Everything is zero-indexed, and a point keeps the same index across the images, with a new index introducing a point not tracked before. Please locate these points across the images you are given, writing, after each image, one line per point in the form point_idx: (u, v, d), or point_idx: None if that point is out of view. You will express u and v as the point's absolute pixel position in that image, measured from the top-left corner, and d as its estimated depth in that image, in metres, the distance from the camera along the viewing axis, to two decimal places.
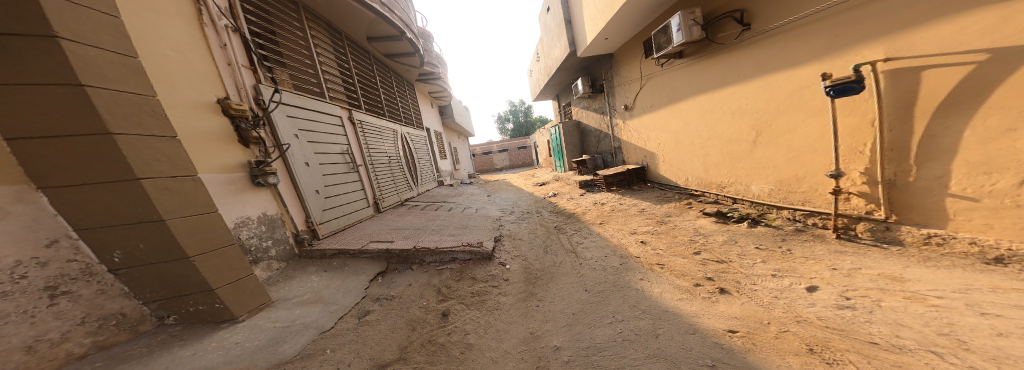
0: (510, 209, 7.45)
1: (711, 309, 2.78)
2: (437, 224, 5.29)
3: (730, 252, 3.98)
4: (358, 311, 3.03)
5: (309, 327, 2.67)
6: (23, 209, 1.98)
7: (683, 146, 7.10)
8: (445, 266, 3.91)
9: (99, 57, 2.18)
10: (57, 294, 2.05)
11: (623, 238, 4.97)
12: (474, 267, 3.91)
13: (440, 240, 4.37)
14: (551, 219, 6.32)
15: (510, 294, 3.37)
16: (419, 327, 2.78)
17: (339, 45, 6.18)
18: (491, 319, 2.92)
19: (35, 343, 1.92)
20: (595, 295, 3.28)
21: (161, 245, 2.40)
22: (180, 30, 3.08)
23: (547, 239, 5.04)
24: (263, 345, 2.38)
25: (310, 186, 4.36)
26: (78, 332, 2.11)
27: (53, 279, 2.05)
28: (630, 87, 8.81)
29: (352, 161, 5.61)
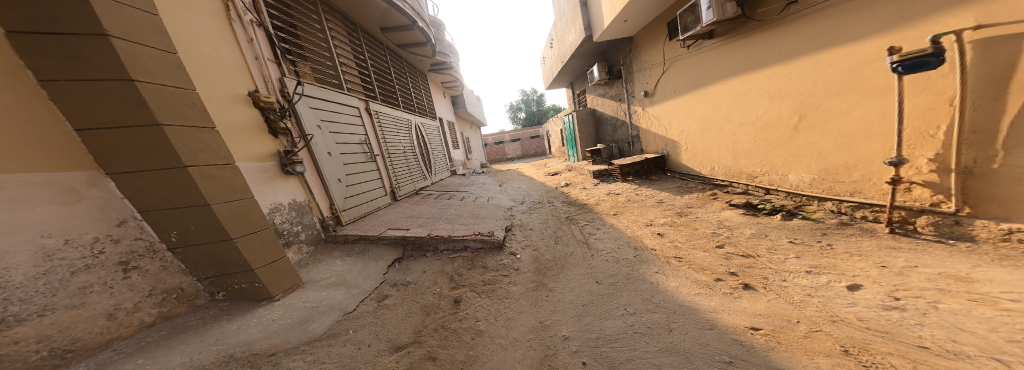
0: (521, 198, 7.44)
1: (733, 305, 2.66)
2: (450, 213, 5.40)
3: (757, 246, 3.77)
4: (378, 294, 3.19)
5: (335, 309, 2.85)
6: (97, 192, 2.23)
7: (710, 133, 6.68)
8: (457, 254, 4.00)
9: (144, 54, 2.36)
10: (129, 268, 2.33)
11: (638, 229, 4.84)
12: (485, 257, 3.98)
13: (452, 229, 4.46)
14: (563, 209, 6.25)
15: (520, 283, 3.39)
16: (433, 313, 2.88)
17: (355, 37, 6.27)
18: (501, 307, 2.98)
19: (115, 310, 2.20)
20: (606, 287, 3.24)
21: (205, 228, 2.60)
22: (210, 27, 3.24)
23: (558, 230, 5.00)
24: (293, 322, 2.58)
25: (334, 175, 4.58)
26: (147, 303, 2.39)
27: (124, 255, 2.31)
28: (651, 71, 8.32)
29: (371, 151, 5.81)
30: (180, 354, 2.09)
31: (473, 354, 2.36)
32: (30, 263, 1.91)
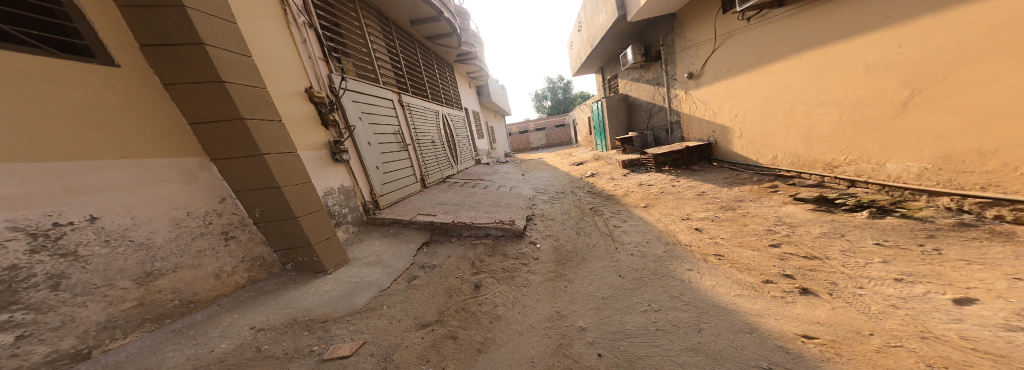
0: (544, 188, 7.40)
1: (783, 310, 2.41)
2: (474, 200, 5.58)
3: (826, 248, 3.32)
4: (408, 275, 3.46)
5: (372, 285, 3.16)
6: (205, 174, 2.71)
7: (775, 115, 5.92)
8: (479, 241, 4.17)
9: (229, 57, 2.74)
10: (229, 237, 2.81)
11: (672, 223, 4.55)
12: (506, 244, 4.09)
13: (475, 216, 4.62)
14: (588, 200, 6.09)
15: (539, 273, 3.43)
16: (457, 295, 3.07)
17: (388, 32, 6.58)
18: (519, 295, 3.06)
19: (219, 272, 2.69)
20: (630, 281, 3.15)
21: (275, 207, 2.99)
22: (274, 31, 3.63)
23: (581, 221, 4.90)
24: (340, 294, 2.91)
25: (373, 163, 4.97)
26: (241, 267, 2.87)
27: (225, 226, 2.80)
28: (699, 50, 7.51)
29: (403, 141, 6.17)
30: (259, 314, 2.50)
31: (490, 337, 2.49)
32: (168, 230, 2.41)
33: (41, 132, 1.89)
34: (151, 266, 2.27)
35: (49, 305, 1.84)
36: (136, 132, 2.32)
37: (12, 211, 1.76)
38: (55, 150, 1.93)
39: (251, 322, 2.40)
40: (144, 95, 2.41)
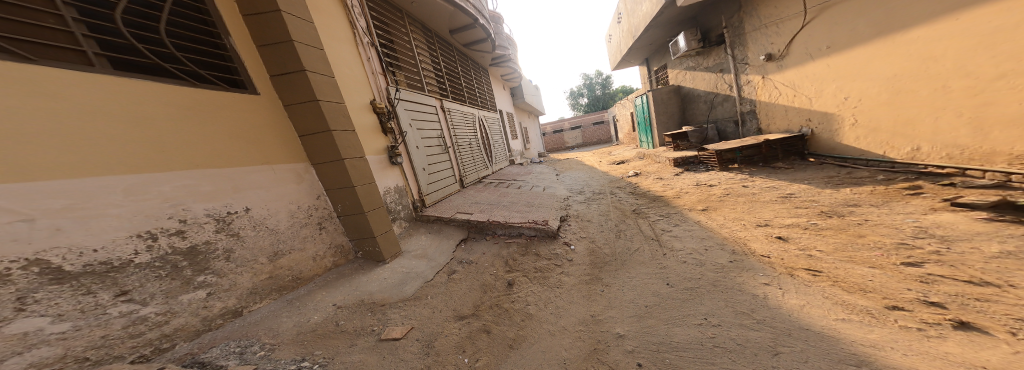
0: (579, 188, 7.12)
1: (917, 346, 1.75)
2: (508, 200, 5.70)
3: (1011, 272, 2.33)
4: (448, 269, 3.61)
5: (417, 276, 3.29)
6: (310, 174, 3.05)
7: (915, 94, 4.64)
8: (513, 239, 4.26)
9: (321, 80, 3.06)
10: (323, 225, 3.08)
11: (744, 231, 3.91)
12: (539, 244, 4.09)
13: (509, 216, 4.72)
14: (629, 201, 5.65)
15: (573, 275, 3.34)
16: (490, 291, 3.13)
17: (431, 43, 7.24)
18: (552, 295, 3.00)
19: (316, 256, 2.96)
20: (681, 291, 2.81)
21: (351, 203, 3.18)
22: (347, 52, 4.26)
23: (620, 224, 4.58)
24: (394, 281, 3.02)
25: (419, 164, 5.46)
26: (329, 252, 3.11)
27: (322, 218, 3.09)
28: (783, 27, 6.41)
29: (443, 143, 6.65)
30: (338, 293, 2.70)
31: (522, 334, 2.41)
32: (289, 219, 2.77)
33: (216, 138, 2.33)
34: (277, 248, 2.63)
35: (224, 271, 2.22)
36: (265, 137, 2.70)
37: (208, 200, 2.19)
38: (226, 153, 2.37)
39: (333, 300, 2.59)
40: (268, 105, 2.80)
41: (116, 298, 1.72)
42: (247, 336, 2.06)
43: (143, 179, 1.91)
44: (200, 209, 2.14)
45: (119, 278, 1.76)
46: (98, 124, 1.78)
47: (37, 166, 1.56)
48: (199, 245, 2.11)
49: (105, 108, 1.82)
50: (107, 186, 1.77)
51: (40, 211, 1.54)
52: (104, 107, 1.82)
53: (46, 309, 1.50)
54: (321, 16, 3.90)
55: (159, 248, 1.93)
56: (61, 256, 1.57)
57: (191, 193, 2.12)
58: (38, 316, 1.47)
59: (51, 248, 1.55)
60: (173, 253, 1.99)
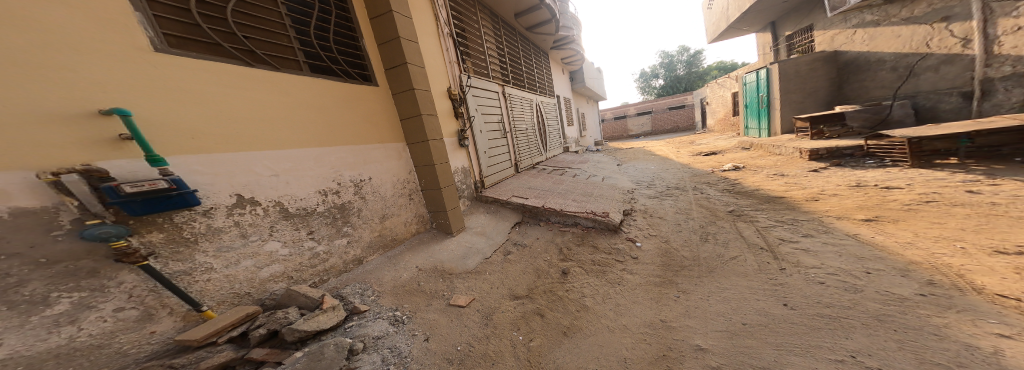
0: (648, 181, 6.23)
1: None
2: (564, 187, 4.95)
3: None
4: (502, 250, 3.29)
5: (477, 252, 3.14)
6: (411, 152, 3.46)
7: None
8: (568, 229, 3.64)
9: (418, 70, 3.30)
10: (412, 195, 3.41)
11: (945, 250, 2.42)
12: (597, 236, 3.45)
13: (564, 203, 4.01)
14: (723, 200, 4.52)
15: (639, 273, 2.73)
16: (542, 278, 2.73)
17: (496, 27, 6.60)
18: (611, 290, 2.48)
19: (410, 221, 3.34)
20: (808, 317, 1.83)
21: (431, 178, 3.42)
22: (430, 39, 3.94)
23: (708, 225, 3.66)
24: (458, 254, 3.00)
25: (483, 146, 4.80)
26: (413, 219, 3.40)
27: (413, 189, 3.43)
28: None
29: (505, 128, 5.94)
30: (418, 257, 2.90)
31: (577, 324, 2.06)
32: (393, 188, 3.19)
33: (357, 122, 2.92)
34: (387, 212, 3.08)
35: (358, 224, 2.79)
36: (382, 120, 3.18)
37: (352, 169, 2.79)
38: (363, 132, 2.96)
39: (415, 264, 2.78)
40: (383, 93, 3.24)
41: (307, 234, 2.40)
42: (363, 282, 2.51)
43: (323, 151, 2.59)
44: (347, 175, 2.75)
45: (309, 220, 2.45)
46: (302, 109, 2.48)
47: (276, 138, 2.27)
48: (348, 204, 2.74)
49: (304, 97, 2.51)
50: (304, 154, 2.45)
51: (280, 169, 2.27)
52: (305, 98, 2.51)
53: (280, 236, 2.23)
54: (417, 12, 3.74)
55: (328, 202, 2.57)
56: (287, 201, 2.30)
57: (343, 162, 2.74)
58: (277, 241, 2.22)
59: (284, 195, 2.29)
60: (332, 206, 2.61)
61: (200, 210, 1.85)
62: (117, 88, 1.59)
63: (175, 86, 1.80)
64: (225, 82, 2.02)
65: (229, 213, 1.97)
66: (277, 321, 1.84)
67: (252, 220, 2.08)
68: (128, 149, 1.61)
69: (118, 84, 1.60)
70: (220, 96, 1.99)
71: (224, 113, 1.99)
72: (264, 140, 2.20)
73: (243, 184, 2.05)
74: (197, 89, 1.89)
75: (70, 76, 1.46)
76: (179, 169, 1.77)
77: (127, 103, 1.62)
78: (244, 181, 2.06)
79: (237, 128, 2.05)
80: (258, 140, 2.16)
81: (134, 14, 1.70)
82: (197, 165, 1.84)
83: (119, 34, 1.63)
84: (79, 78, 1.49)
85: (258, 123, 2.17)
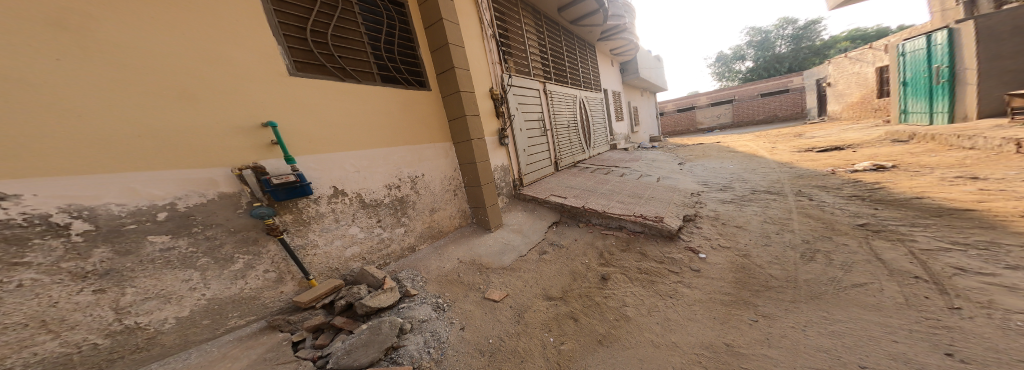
0: (714, 179, 4.40)
1: None
2: (609, 184, 3.78)
3: None
4: (540, 248, 2.60)
5: (511, 249, 2.53)
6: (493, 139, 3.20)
7: None
8: (608, 233, 2.75)
9: (455, 42, 2.71)
10: (456, 190, 2.87)
11: None
12: (646, 243, 2.52)
13: (606, 200, 3.13)
14: (835, 199, 2.92)
15: (704, 289, 1.87)
16: (579, 282, 2.09)
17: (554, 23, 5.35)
18: (660, 305, 1.76)
19: (459, 220, 2.87)
20: None
21: (471, 172, 2.86)
22: (471, 23, 3.17)
23: (817, 228, 2.37)
24: (494, 249, 2.48)
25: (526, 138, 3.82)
26: (458, 216, 2.88)
27: (460, 181, 2.93)
28: None
29: (557, 118, 4.83)
30: (461, 248, 2.48)
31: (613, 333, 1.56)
32: (441, 184, 2.73)
33: (427, 119, 2.65)
34: (433, 209, 2.62)
35: (403, 216, 2.40)
36: (438, 116, 2.77)
37: (410, 166, 2.45)
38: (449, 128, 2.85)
39: (455, 255, 2.37)
40: (432, 78, 2.76)
41: (371, 227, 2.18)
42: (414, 268, 2.21)
43: (416, 149, 2.53)
44: (408, 172, 2.46)
45: (378, 210, 2.24)
46: (406, 113, 2.48)
47: (382, 138, 2.30)
48: (408, 199, 2.45)
49: (405, 101, 2.48)
50: (380, 153, 2.27)
51: (374, 170, 2.22)
52: (386, 98, 2.35)
53: (354, 222, 2.08)
54: None
55: (392, 198, 2.33)
56: (364, 194, 2.15)
57: (431, 156, 2.65)
58: (350, 227, 2.06)
59: (362, 189, 2.14)
60: (390, 204, 2.31)
61: (314, 198, 1.88)
62: (264, 103, 1.72)
63: (305, 100, 1.90)
64: (343, 93, 2.09)
65: (330, 201, 1.96)
66: (352, 295, 1.75)
67: (339, 210, 2.01)
68: (274, 151, 1.75)
69: (270, 99, 1.75)
70: (341, 107, 2.08)
71: (341, 120, 2.06)
72: (369, 142, 2.22)
73: (342, 181, 2.03)
74: (323, 100, 1.98)
75: (238, 95, 1.62)
76: (306, 167, 1.85)
77: (272, 114, 1.75)
78: (341, 178, 2.02)
79: (351, 135, 2.11)
80: (368, 143, 2.21)
81: (274, 37, 1.81)
82: (314, 166, 1.89)
83: (264, 57, 1.75)
84: (240, 96, 1.63)
85: (366, 128, 2.20)
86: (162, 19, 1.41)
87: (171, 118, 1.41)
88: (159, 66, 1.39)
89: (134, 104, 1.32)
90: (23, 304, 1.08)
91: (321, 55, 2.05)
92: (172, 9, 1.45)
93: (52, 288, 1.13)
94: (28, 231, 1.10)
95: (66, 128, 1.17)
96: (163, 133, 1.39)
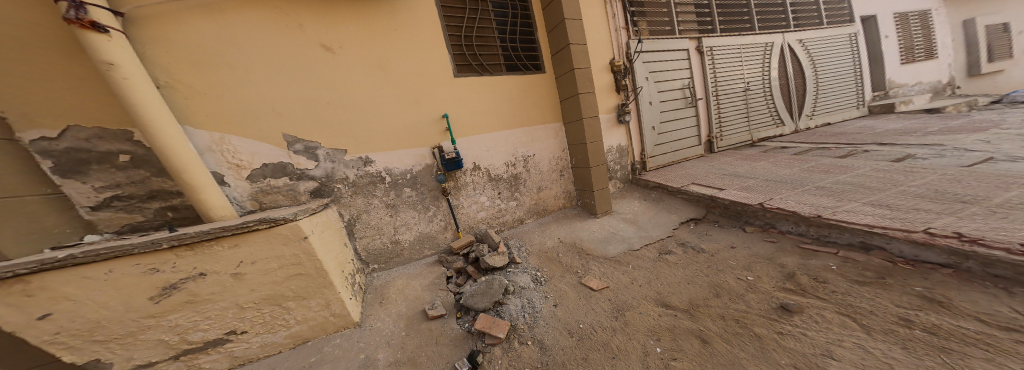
0: None
1: None
2: (855, 168, 2.03)
3: None
4: (663, 248, 1.81)
5: (620, 240, 1.94)
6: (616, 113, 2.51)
7: None
8: (819, 250, 1.46)
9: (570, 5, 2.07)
10: (563, 170, 2.36)
11: None
12: (945, 282, 1.11)
13: (838, 195, 1.67)
14: None
15: None
16: (724, 299, 1.28)
17: None
18: None
19: (568, 198, 2.41)
20: None
21: (580, 156, 2.27)
22: None
23: None
24: (597, 238, 1.97)
25: (650, 112, 2.68)
26: (565, 197, 2.40)
27: (567, 161, 2.38)
28: None
29: (723, 77, 3.06)
30: (564, 228, 2.12)
31: None
32: (550, 164, 2.30)
33: (540, 101, 2.25)
34: (539, 188, 2.26)
35: (509, 196, 2.15)
36: (552, 97, 2.29)
37: (523, 145, 2.17)
38: None
39: (557, 234, 2.05)
40: (547, 57, 2.26)
41: (495, 200, 2.10)
42: (523, 238, 2.03)
43: (539, 128, 2.24)
44: (527, 151, 2.20)
45: (499, 183, 2.10)
46: (539, 91, 2.22)
47: (520, 120, 2.15)
48: (521, 176, 2.19)
49: (539, 82, 2.23)
50: (503, 134, 2.10)
51: (504, 150, 2.10)
52: (512, 85, 2.12)
53: (476, 192, 2.03)
54: None
55: (508, 177, 2.13)
56: (491, 168, 2.06)
57: (541, 137, 2.26)
58: (475, 196, 2.03)
59: (485, 164, 2.03)
60: (505, 181, 2.13)
61: (467, 170, 1.98)
62: (437, 98, 1.86)
63: (467, 94, 1.96)
64: (495, 82, 2.05)
65: (471, 173, 2.00)
66: (479, 250, 1.82)
67: (476, 180, 2.02)
68: (444, 135, 1.90)
69: (442, 93, 1.88)
70: (490, 95, 2.04)
71: (492, 109, 2.04)
72: (508, 124, 2.11)
73: (478, 159, 2.01)
74: (482, 93, 2.00)
75: (422, 93, 1.82)
76: (464, 147, 1.96)
77: (447, 107, 1.89)
78: (476, 156, 2.00)
79: (499, 121, 2.07)
80: (508, 124, 2.11)
81: (442, 36, 1.88)
82: (467, 149, 1.97)
83: (439, 60, 1.87)
84: (422, 92, 1.82)
85: (507, 113, 2.10)
86: (378, 37, 1.69)
87: (381, 112, 1.71)
88: (375, 73, 1.69)
89: (372, 112, 1.69)
90: (376, 216, 1.76)
91: (468, 54, 2.00)
92: (387, 28, 1.71)
93: (373, 210, 1.75)
94: (375, 177, 1.73)
95: (328, 120, 1.59)
96: (386, 131, 1.73)
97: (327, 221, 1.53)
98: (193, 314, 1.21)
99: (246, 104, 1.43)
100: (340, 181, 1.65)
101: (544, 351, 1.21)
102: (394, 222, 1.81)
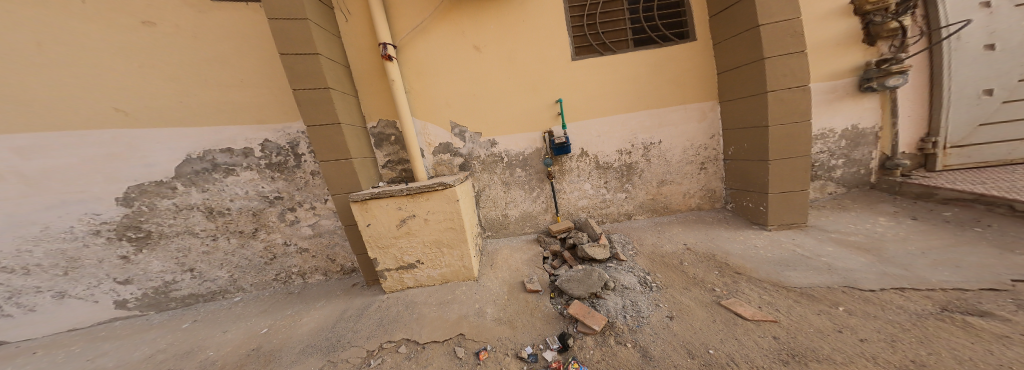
0: None
1: None
2: None
3: None
4: (957, 303, 1.18)
5: (834, 275, 1.42)
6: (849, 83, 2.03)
7: None
8: None
9: None
10: (705, 162, 2.14)
11: None
12: None
13: None
14: None
15: None
16: None
17: None
18: None
19: (709, 192, 2.19)
20: None
21: (746, 146, 1.92)
22: None
23: None
24: (775, 260, 1.58)
25: (1010, 63, 1.93)
26: (698, 193, 2.20)
27: (705, 154, 2.13)
28: None
29: None
30: (692, 233, 1.94)
31: None
32: (682, 154, 2.12)
33: (682, 77, 2.02)
34: (665, 179, 2.16)
35: (624, 183, 2.15)
36: (700, 70, 2.02)
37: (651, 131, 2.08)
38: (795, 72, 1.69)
39: (683, 239, 1.88)
40: (699, 20, 1.97)
41: (598, 188, 2.15)
42: (626, 234, 2.00)
43: (672, 107, 2.05)
44: (657, 136, 2.09)
45: (607, 172, 2.13)
46: (679, 63, 2.00)
47: (644, 100, 2.04)
48: (636, 165, 2.12)
49: (674, 54, 1.99)
50: (618, 119, 2.06)
51: (616, 135, 2.08)
52: (640, 63, 2.00)
53: (585, 178, 2.13)
54: None
55: (623, 165, 2.12)
56: (599, 156, 2.10)
57: (675, 120, 2.07)
58: (579, 182, 2.13)
59: (595, 150, 2.10)
60: (621, 169, 2.12)
61: (574, 156, 2.10)
62: (553, 83, 2.03)
63: (581, 77, 2.03)
64: (616, 61, 2.00)
65: (578, 158, 2.10)
66: (577, 238, 1.90)
67: (583, 166, 2.11)
68: (555, 119, 2.07)
69: (560, 79, 2.03)
70: (606, 77, 2.02)
71: (608, 91, 2.03)
72: (625, 105, 2.04)
73: (582, 144, 2.08)
74: (600, 74, 2.02)
75: (541, 80, 2.03)
76: (573, 131, 2.07)
77: (561, 92, 2.04)
78: (581, 141, 2.08)
79: (614, 102, 2.04)
80: (628, 104, 2.04)
81: (562, 22, 1.99)
82: (575, 133, 2.07)
83: (559, 47, 2.01)
84: (541, 79, 2.03)
85: (628, 93, 2.03)
86: (509, 34, 1.99)
87: (507, 100, 2.05)
88: (505, 67, 2.02)
89: (502, 101, 2.05)
90: (488, 184, 2.13)
91: (590, 34, 2.04)
92: (516, 24, 1.98)
93: (488, 184, 2.13)
94: (504, 156, 2.10)
95: (471, 109, 2.07)
96: (510, 116, 2.07)
97: (467, 190, 1.96)
98: (413, 242, 1.80)
99: (425, 99, 2.08)
100: (476, 158, 2.11)
101: (649, 361, 1.14)
102: (506, 198, 2.14)
